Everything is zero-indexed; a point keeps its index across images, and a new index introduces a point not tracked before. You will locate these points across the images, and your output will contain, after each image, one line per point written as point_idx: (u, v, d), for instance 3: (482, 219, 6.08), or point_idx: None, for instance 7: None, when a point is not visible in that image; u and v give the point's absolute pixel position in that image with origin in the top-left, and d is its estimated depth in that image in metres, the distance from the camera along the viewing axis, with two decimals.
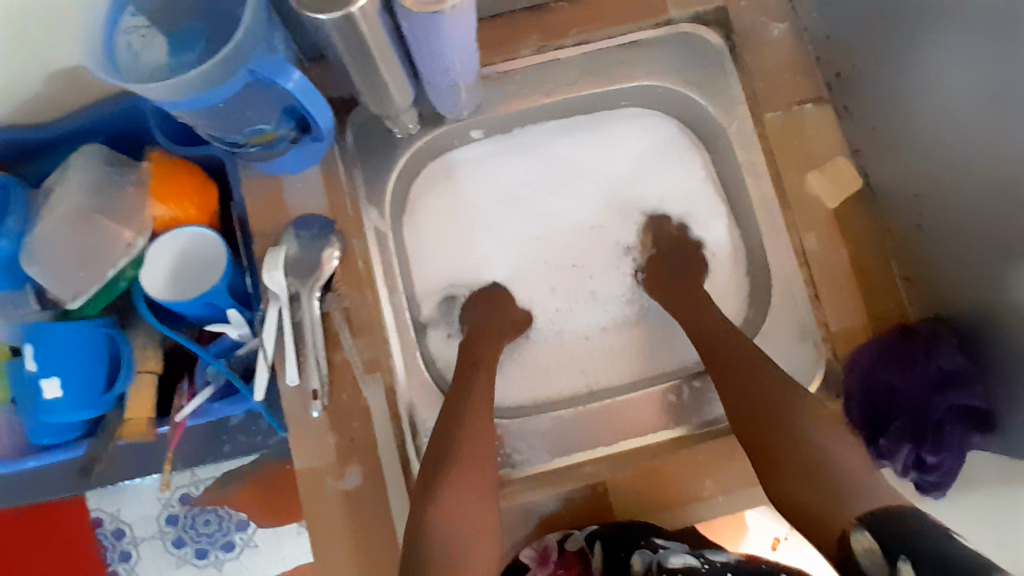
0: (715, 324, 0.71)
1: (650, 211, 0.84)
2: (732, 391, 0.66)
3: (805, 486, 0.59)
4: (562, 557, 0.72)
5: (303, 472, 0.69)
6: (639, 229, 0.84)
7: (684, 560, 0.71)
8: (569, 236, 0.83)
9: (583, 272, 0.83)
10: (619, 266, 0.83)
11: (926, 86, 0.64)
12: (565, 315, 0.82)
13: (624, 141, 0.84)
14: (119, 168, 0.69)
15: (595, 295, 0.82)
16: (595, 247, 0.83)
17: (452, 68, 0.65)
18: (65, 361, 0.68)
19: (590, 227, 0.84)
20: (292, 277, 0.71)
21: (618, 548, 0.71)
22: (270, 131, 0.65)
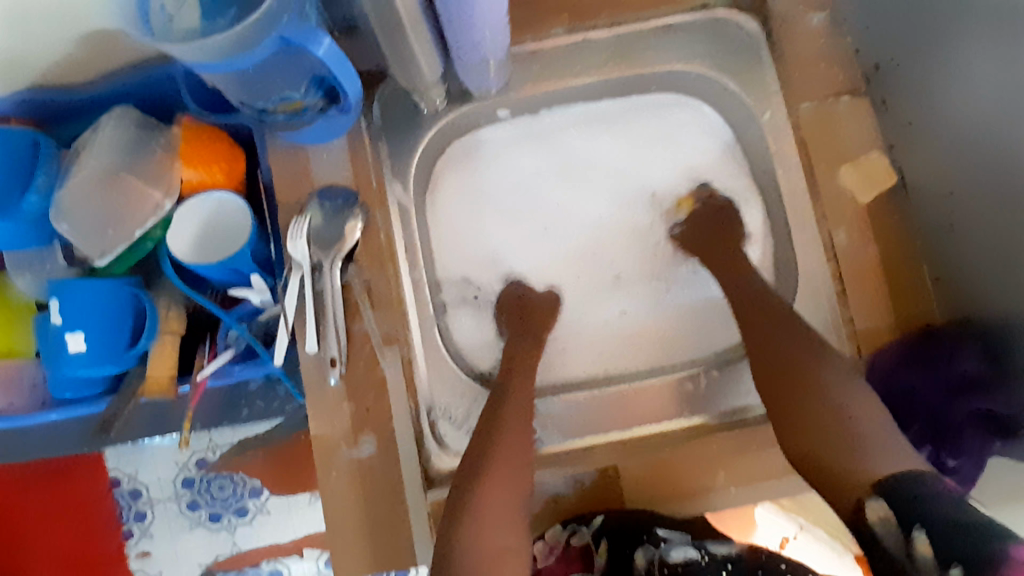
0: (750, 286, 0.72)
1: (674, 197, 0.83)
2: (761, 351, 0.67)
3: (816, 443, 0.60)
4: (567, 550, 0.75)
5: (318, 439, 0.70)
6: (662, 214, 0.83)
7: (684, 554, 0.78)
8: (591, 222, 0.83)
9: (607, 258, 0.82)
10: (644, 252, 0.82)
11: (970, 80, 0.62)
12: (588, 299, 0.82)
13: (646, 125, 0.83)
14: (150, 131, 0.70)
15: (618, 279, 0.82)
16: (617, 232, 0.83)
17: (483, 44, 0.64)
18: (89, 316, 0.69)
19: (611, 212, 0.83)
20: (315, 247, 0.72)
21: (622, 545, 0.75)
22: (298, 100, 0.65)
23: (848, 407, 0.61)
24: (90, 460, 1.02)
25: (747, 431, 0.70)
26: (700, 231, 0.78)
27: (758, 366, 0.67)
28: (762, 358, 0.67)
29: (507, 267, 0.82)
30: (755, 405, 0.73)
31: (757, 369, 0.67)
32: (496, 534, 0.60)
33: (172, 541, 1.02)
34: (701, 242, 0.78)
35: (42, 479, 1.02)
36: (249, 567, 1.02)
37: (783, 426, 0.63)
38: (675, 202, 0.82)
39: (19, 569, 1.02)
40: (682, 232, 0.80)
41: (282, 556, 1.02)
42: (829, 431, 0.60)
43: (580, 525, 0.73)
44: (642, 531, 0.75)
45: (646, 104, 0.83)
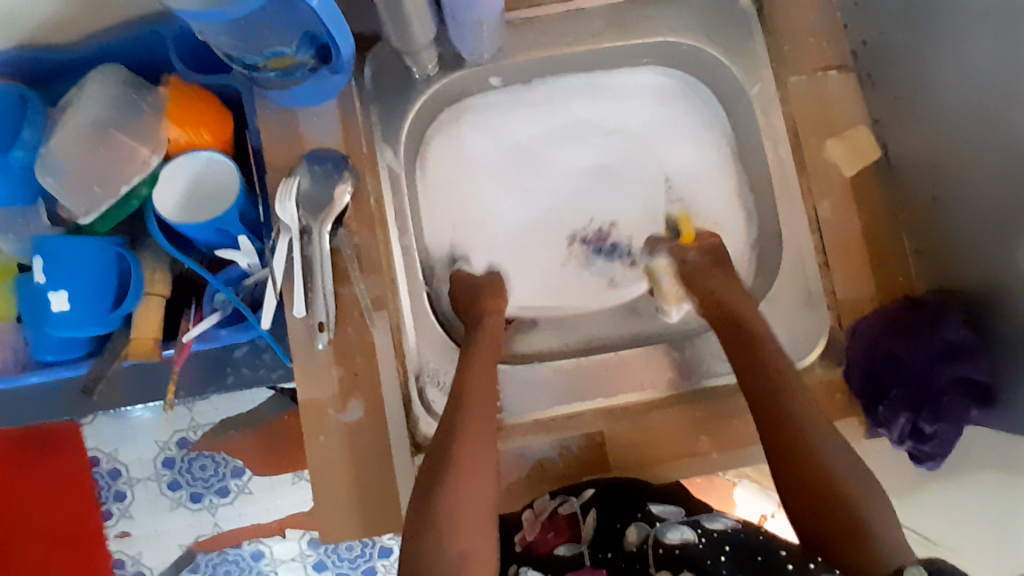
0: (734, 300, 0.71)
1: (661, 173, 0.83)
2: (761, 389, 0.65)
3: (819, 478, 0.58)
4: (553, 518, 0.69)
5: (305, 405, 0.70)
6: (653, 187, 0.83)
7: (681, 538, 0.62)
8: (578, 193, 0.83)
9: (598, 227, 0.83)
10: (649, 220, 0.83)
11: (958, 48, 0.63)
12: (569, 267, 0.82)
13: (632, 104, 0.84)
14: (137, 89, 0.69)
15: (602, 250, 0.82)
16: (604, 199, 0.83)
17: (478, 3, 0.64)
18: (73, 274, 0.68)
19: (602, 182, 0.83)
20: (304, 210, 0.71)
21: (611, 517, 0.67)
22: (289, 56, 0.64)
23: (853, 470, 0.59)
24: (70, 437, 1.01)
25: (722, 398, 0.73)
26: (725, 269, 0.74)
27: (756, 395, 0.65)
28: (763, 394, 0.64)
29: (493, 238, 0.82)
30: None
31: (756, 398, 0.65)
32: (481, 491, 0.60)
33: (153, 521, 1.01)
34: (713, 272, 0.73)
35: (20, 457, 1.01)
36: (231, 548, 1.01)
37: (779, 459, 0.61)
38: (665, 175, 0.83)
39: None
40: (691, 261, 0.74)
41: (264, 536, 1.01)
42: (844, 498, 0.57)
43: (569, 494, 0.70)
44: (633, 507, 0.68)
45: (637, 78, 0.84)
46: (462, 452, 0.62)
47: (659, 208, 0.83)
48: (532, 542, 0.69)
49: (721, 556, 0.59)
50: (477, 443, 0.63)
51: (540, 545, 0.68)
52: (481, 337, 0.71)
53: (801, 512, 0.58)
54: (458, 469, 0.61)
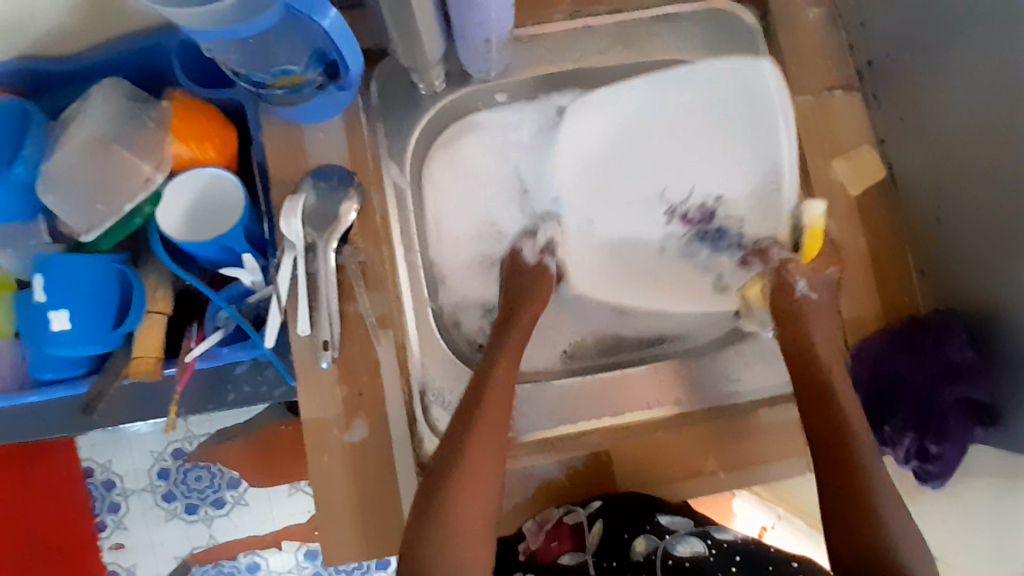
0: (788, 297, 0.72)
1: (742, 159, 0.77)
2: (808, 385, 0.67)
3: (851, 478, 0.61)
4: (557, 527, 0.72)
5: (308, 424, 0.69)
6: (768, 163, 0.75)
7: (692, 550, 0.67)
8: (679, 169, 0.78)
9: (702, 207, 0.78)
10: (771, 205, 0.76)
11: (967, 73, 0.63)
12: (665, 262, 0.79)
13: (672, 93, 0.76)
14: (141, 103, 0.68)
15: (700, 241, 0.79)
16: (708, 177, 0.78)
17: (489, 22, 0.64)
18: (74, 293, 0.67)
19: (702, 159, 0.78)
20: (309, 227, 0.70)
21: (619, 528, 0.69)
22: (298, 73, 0.63)
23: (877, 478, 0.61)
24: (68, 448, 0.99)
25: (726, 415, 0.73)
26: (833, 298, 0.72)
27: (801, 392, 0.68)
28: (808, 392, 0.67)
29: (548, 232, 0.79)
30: (748, 390, 0.74)
31: (804, 396, 0.67)
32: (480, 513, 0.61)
33: (147, 531, 0.99)
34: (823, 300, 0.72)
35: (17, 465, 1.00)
36: (227, 560, 1.00)
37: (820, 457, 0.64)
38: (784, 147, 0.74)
39: None
40: (797, 301, 0.71)
41: (260, 549, 1.00)
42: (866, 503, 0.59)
43: (575, 504, 0.72)
44: (642, 518, 0.69)
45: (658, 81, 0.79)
46: (470, 475, 0.62)
47: (784, 186, 0.75)
48: (537, 550, 0.72)
49: (732, 565, 0.66)
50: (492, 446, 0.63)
51: (543, 554, 0.71)
52: (507, 346, 0.70)
53: (830, 507, 0.62)
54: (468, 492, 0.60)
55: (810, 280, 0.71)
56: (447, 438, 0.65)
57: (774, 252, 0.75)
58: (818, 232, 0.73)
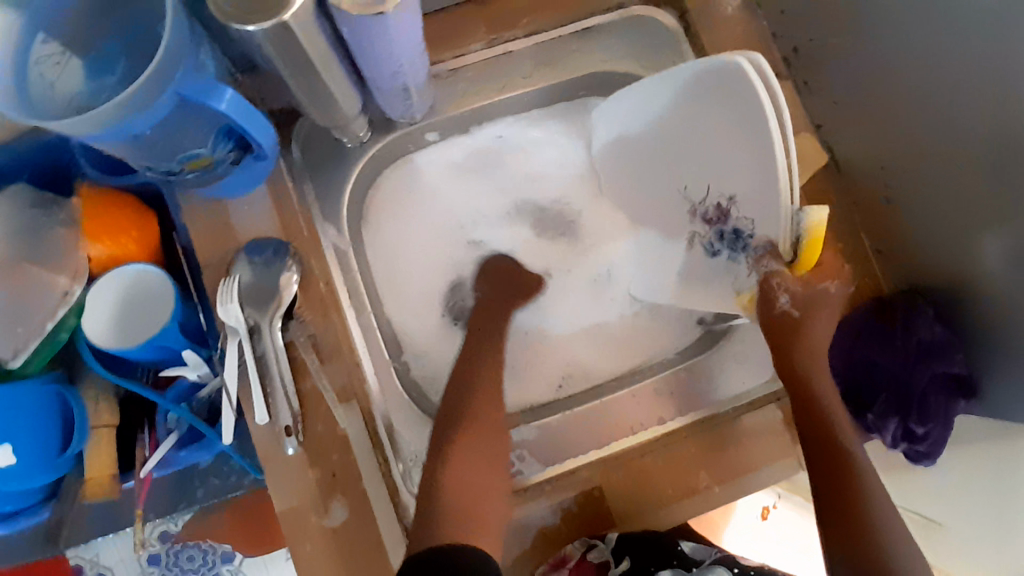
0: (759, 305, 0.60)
1: (739, 154, 0.57)
2: (794, 378, 0.60)
3: (847, 484, 0.56)
4: (580, 564, 0.70)
5: (285, 513, 0.65)
6: (757, 155, 0.55)
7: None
8: (692, 159, 0.64)
9: (717, 205, 0.63)
10: (769, 202, 0.56)
11: (892, 52, 0.62)
12: (698, 278, 0.69)
13: (618, 102, 0.71)
14: (48, 209, 0.64)
15: (716, 251, 0.65)
16: (723, 170, 0.60)
17: (402, 70, 0.62)
18: (10, 427, 0.62)
19: (711, 145, 0.60)
20: (249, 307, 0.66)
21: (647, 562, 0.72)
22: (206, 156, 0.59)
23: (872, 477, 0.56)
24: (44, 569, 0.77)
25: (712, 423, 0.70)
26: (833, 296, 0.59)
27: (793, 393, 0.60)
28: (796, 386, 0.60)
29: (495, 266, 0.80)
30: (726, 395, 0.72)
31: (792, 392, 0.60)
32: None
33: None
34: (821, 305, 0.59)
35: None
36: None
37: (815, 461, 0.58)
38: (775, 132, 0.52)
39: None
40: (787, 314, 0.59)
41: None
42: (862, 511, 0.55)
43: (597, 539, 0.70)
44: (669, 553, 0.74)
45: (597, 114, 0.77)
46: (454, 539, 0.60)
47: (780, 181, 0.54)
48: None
49: None
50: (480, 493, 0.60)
51: None
52: (477, 384, 0.67)
53: (823, 501, 0.57)
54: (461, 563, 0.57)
55: (795, 294, 0.57)
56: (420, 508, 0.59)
57: (765, 265, 0.58)
58: (819, 241, 0.54)
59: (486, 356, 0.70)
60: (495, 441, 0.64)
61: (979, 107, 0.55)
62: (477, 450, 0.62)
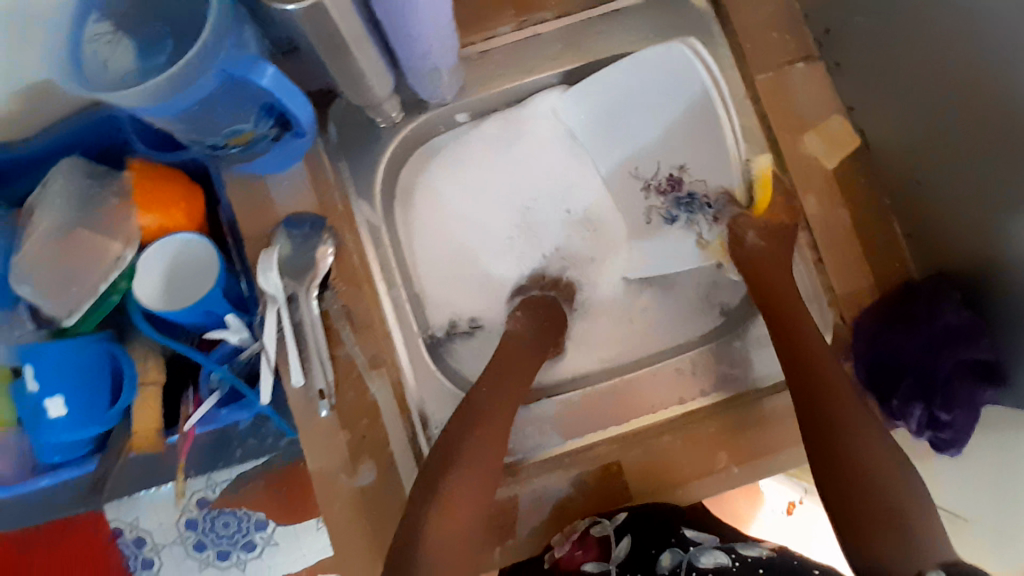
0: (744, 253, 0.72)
1: (690, 123, 0.75)
2: (791, 360, 0.66)
3: (850, 468, 0.60)
4: (583, 538, 0.71)
5: (316, 472, 0.69)
6: (705, 122, 0.74)
7: (715, 561, 0.69)
8: (653, 143, 0.78)
9: (670, 176, 0.77)
10: (717, 160, 0.74)
11: (917, 35, 0.62)
12: (640, 250, 0.79)
13: (601, 87, 0.77)
14: (100, 180, 0.68)
15: (662, 219, 0.78)
16: (673, 146, 0.77)
17: (433, 52, 0.65)
18: (66, 379, 0.68)
19: (669, 120, 0.76)
20: (287, 277, 0.70)
21: (646, 543, 0.71)
22: (249, 131, 0.63)
23: (875, 463, 0.60)
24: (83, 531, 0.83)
25: (738, 408, 0.71)
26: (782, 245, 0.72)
27: (796, 377, 0.65)
28: (799, 369, 0.65)
29: (486, 261, 0.80)
30: (757, 376, 0.72)
31: (793, 374, 0.65)
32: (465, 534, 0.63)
33: None
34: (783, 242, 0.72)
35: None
36: None
37: (816, 445, 0.63)
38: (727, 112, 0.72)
39: None
40: (749, 248, 0.72)
41: None
42: (866, 495, 0.59)
43: (602, 516, 0.72)
44: (668, 532, 0.72)
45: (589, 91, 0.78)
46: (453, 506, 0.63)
47: (730, 135, 0.72)
48: (561, 559, 0.70)
49: None
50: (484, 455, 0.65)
51: (566, 562, 0.70)
52: (510, 367, 0.71)
53: (825, 483, 0.62)
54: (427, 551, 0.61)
55: (759, 230, 0.72)
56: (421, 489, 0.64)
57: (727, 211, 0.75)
58: (766, 181, 0.73)
59: (524, 356, 0.72)
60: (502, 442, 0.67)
61: (1005, 89, 0.54)
62: (490, 429, 0.67)
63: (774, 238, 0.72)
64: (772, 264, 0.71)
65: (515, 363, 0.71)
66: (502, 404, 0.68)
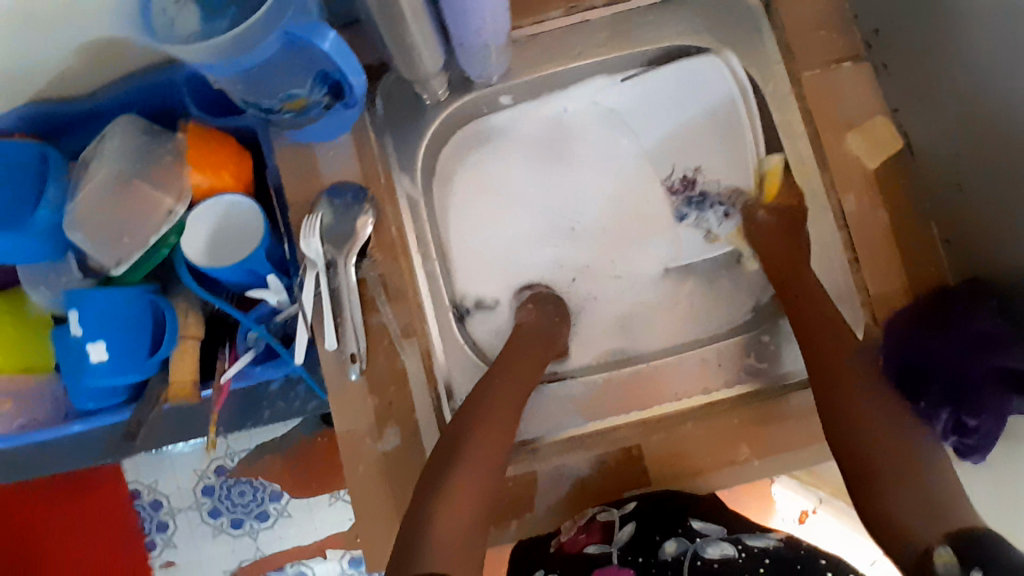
0: (757, 234, 0.76)
1: (710, 125, 0.81)
2: (812, 348, 0.67)
3: (864, 445, 0.60)
4: (587, 523, 0.73)
5: (343, 434, 0.71)
6: (723, 127, 0.80)
7: (721, 551, 0.69)
8: (669, 144, 0.82)
9: (683, 177, 0.81)
10: (729, 160, 0.80)
11: (968, 37, 0.62)
12: (648, 245, 0.80)
13: (638, 85, 0.81)
14: (155, 137, 0.71)
15: (673, 216, 0.81)
16: (685, 149, 0.81)
17: (485, 28, 0.66)
18: (110, 325, 0.70)
19: (686, 127, 0.81)
20: (328, 244, 0.72)
21: (651, 530, 0.70)
22: (303, 97, 0.65)
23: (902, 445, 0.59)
24: (113, 484, 1.05)
25: (762, 402, 0.71)
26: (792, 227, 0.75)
27: (816, 362, 0.66)
28: (816, 353, 0.67)
29: (508, 242, 0.81)
30: (783, 372, 0.72)
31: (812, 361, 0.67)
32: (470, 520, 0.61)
33: (195, 549, 1.04)
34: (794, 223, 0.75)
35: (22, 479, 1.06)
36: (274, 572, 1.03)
37: (832, 430, 0.63)
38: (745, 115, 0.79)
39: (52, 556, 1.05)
40: (758, 226, 0.76)
41: (305, 557, 1.03)
42: (892, 477, 0.57)
43: (610, 504, 0.72)
44: (674, 522, 0.71)
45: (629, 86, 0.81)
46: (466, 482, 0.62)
47: (749, 137, 0.79)
48: (564, 542, 0.73)
49: (760, 567, 0.67)
50: (495, 449, 0.65)
51: (570, 545, 0.72)
52: (522, 357, 0.71)
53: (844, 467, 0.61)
54: (433, 545, 0.58)
55: (769, 211, 0.76)
56: (429, 479, 0.63)
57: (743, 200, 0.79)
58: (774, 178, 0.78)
59: (523, 350, 0.72)
60: (506, 440, 0.66)
61: None
62: (492, 423, 0.66)
63: (781, 219, 0.75)
64: (777, 240, 0.74)
65: (514, 357, 0.71)
66: (506, 395, 0.68)
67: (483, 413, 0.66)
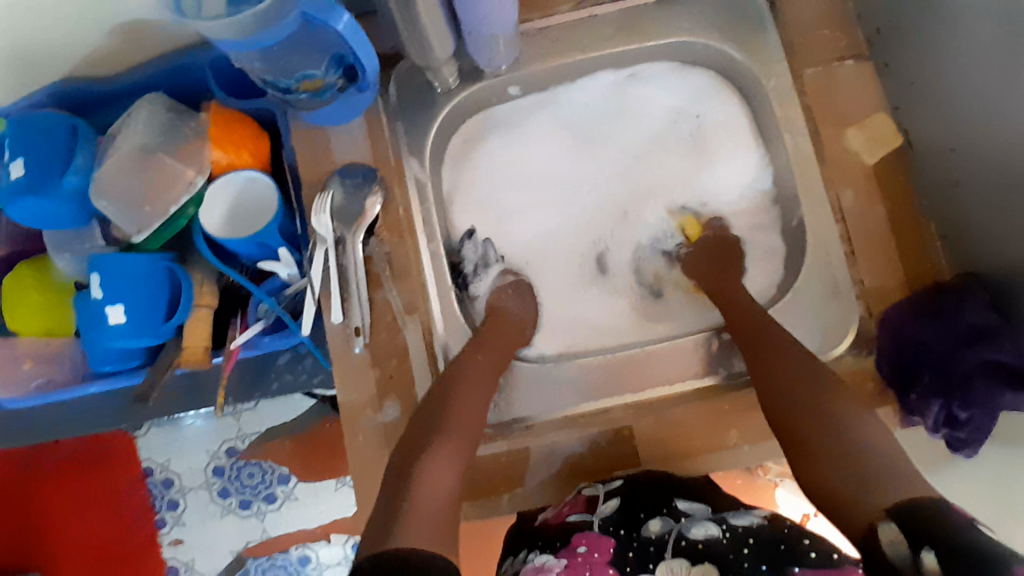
0: (688, 268, 0.79)
1: (702, 136, 0.85)
2: (768, 346, 0.67)
3: (804, 423, 0.59)
4: (574, 498, 0.71)
5: (345, 406, 0.73)
6: (709, 142, 0.84)
7: (706, 531, 0.66)
8: (663, 150, 0.85)
9: (668, 186, 0.85)
10: (683, 189, 0.85)
11: (968, 29, 0.63)
12: (637, 246, 0.84)
13: (644, 87, 0.85)
14: (180, 115, 0.74)
15: (652, 224, 0.84)
16: (663, 162, 0.85)
17: (493, 16, 0.68)
18: (129, 289, 0.74)
19: (671, 141, 0.85)
20: (337, 221, 0.75)
21: (636, 507, 0.69)
22: (318, 77, 0.69)
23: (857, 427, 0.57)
24: (128, 458, 1.09)
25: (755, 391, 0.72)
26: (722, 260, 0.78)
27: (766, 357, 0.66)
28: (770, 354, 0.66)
29: (511, 221, 0.85)
30: None
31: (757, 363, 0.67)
32: (452, 481, 0.60)
33: (203, 526, 1.07)
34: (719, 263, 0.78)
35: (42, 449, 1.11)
36: (279, 553, 1.06)
37: (778, 420, 0.62)
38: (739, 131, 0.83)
39: (68, 524, 1.09)
40: (687, 255, 0.80)
41: (310, 540, 1.06)
42: (837, 457, 0.55)
43: (597, 482, 0.72)
44: (660, 501, 0.70)
45: (637, 83, 0.85)
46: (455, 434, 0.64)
47: (742, 150, 0.83)
48: (550, 518, 0.71)
49: (743, 548, 0.63)
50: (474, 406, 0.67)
51: (554, 519, 0.71)
52: (501, 336, 0.74)
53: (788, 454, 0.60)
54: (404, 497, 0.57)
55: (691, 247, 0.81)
56: (417, 437, 0.63)
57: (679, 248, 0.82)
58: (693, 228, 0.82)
59: (511, 334, 0.74)
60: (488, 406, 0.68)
61: None
62: (480, 392, 0.68)
63: (708, 252, 0.79)
64: (700, 275, 0.78)
65: (510, 330, 0.75)
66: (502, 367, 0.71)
67: (476, 376, 0.69)
